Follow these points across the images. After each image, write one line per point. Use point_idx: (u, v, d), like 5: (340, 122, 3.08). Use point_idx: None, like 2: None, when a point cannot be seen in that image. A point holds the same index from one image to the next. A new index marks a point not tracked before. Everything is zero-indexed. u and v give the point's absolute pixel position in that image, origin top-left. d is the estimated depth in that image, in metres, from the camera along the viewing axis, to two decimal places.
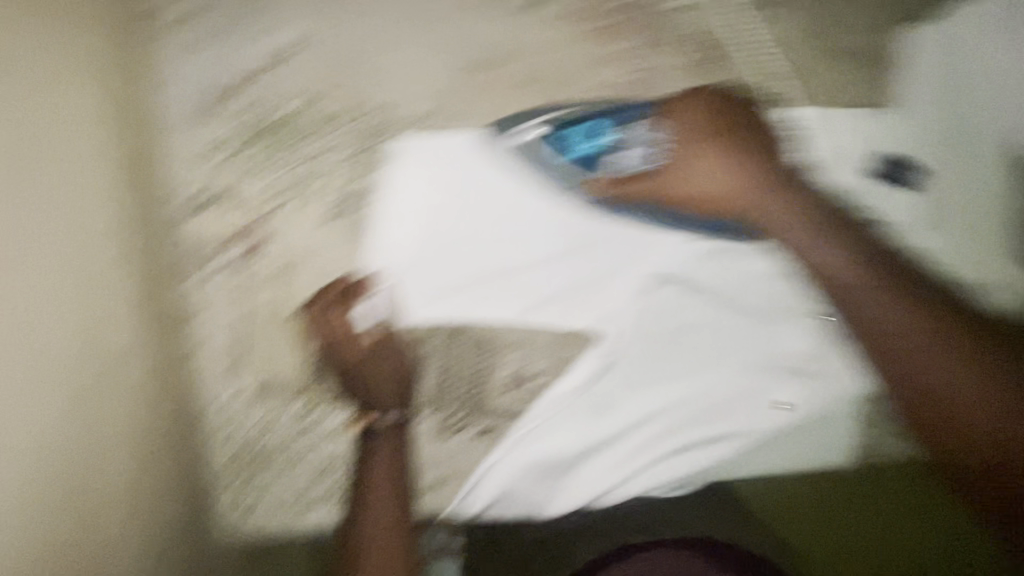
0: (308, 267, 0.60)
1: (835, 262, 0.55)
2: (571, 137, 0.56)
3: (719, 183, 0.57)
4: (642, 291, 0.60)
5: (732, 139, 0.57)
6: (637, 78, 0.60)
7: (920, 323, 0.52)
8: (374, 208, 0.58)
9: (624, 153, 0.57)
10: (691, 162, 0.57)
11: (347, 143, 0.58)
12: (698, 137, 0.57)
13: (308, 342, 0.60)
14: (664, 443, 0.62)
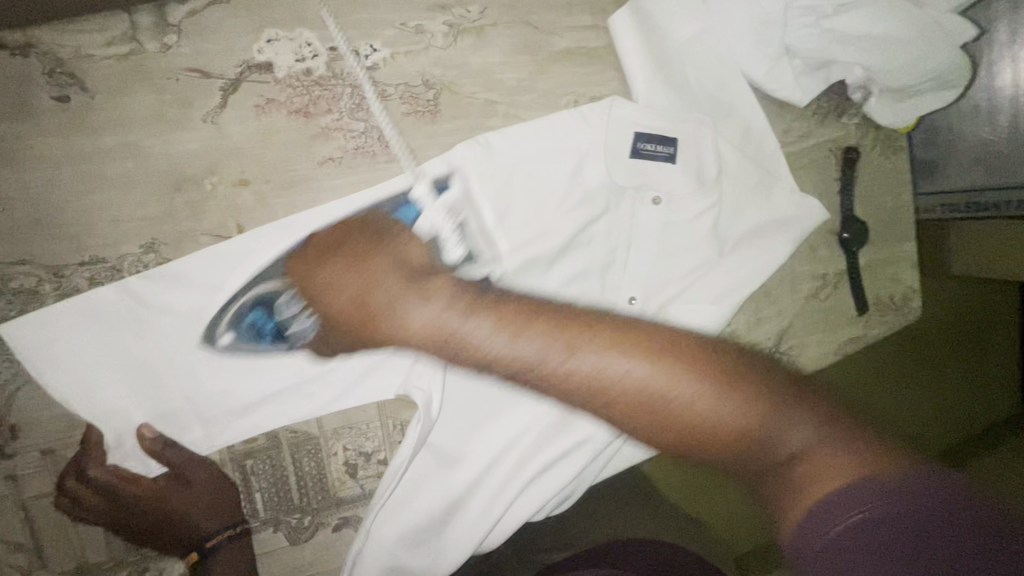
0: (73, 440, 0.50)
1: (541, 342, 0.45)
2: (258, 324, 0.50)
3: (362, 296, 0.49)
4: None
5: (379, 255, 0.49)
6: (374, 110, 0.53)
7: (612, 351, 0.44)
8: (123, 361, 0.49)
9: (294, 328, 0.50)
10: (330, 281, 0.49)
11: (47, 285, 0.48)
12: (330, 271, 0.49)
13: (96, 514, 0.51)
14: (523, 472, 0.61)
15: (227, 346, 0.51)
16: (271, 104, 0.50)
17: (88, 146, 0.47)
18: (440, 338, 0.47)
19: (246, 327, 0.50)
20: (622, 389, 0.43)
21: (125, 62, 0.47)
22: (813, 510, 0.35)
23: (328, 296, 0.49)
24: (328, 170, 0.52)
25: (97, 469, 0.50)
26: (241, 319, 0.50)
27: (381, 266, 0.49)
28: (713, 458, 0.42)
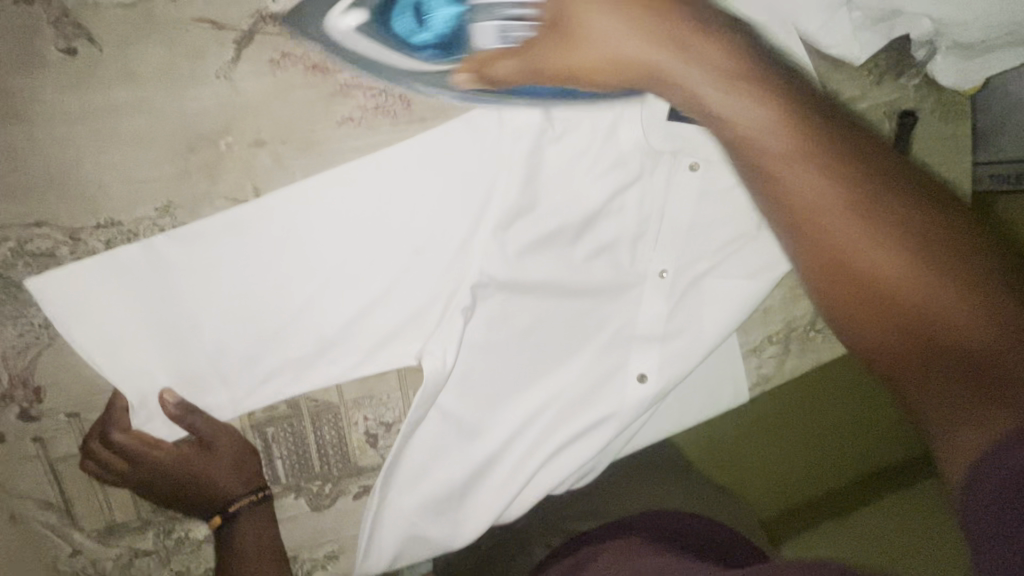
0: (98, 404, 0.50)
1: (794, 151, 0.34)
2: (419, 10, 0.44)
3: (636, 53, 0.38)
4: (471, 308, 0.53)
5: (648, 18, 0.37)
6: None
7: (887, 223, 0.33)
8: (137, 326, 0.48)
9: (487, 27, 0.43)
10: (590, 26, 0.39)
11: (63, 248, 0.46)
12: (580, 1, 0.39)
13: (120, 477, 0.51)
14: (546, 446, 0.60)
15: (348, 31, 0.44)
16: (287, 59, 0.47)
17: (99, 101, 0.45)
18: (684, 102, 0.37)
19: (417, 5, 0.44)
20: (877, 270, 0.33)
21: (133, 11, 0.45)
22: (984, 456, 0.28)
23: (565, 21, 0.40)
24: (348, 131, 0.49)
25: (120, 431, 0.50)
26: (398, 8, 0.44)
27: (674, 45, 0.37)
28: (902, 338, 0.32)
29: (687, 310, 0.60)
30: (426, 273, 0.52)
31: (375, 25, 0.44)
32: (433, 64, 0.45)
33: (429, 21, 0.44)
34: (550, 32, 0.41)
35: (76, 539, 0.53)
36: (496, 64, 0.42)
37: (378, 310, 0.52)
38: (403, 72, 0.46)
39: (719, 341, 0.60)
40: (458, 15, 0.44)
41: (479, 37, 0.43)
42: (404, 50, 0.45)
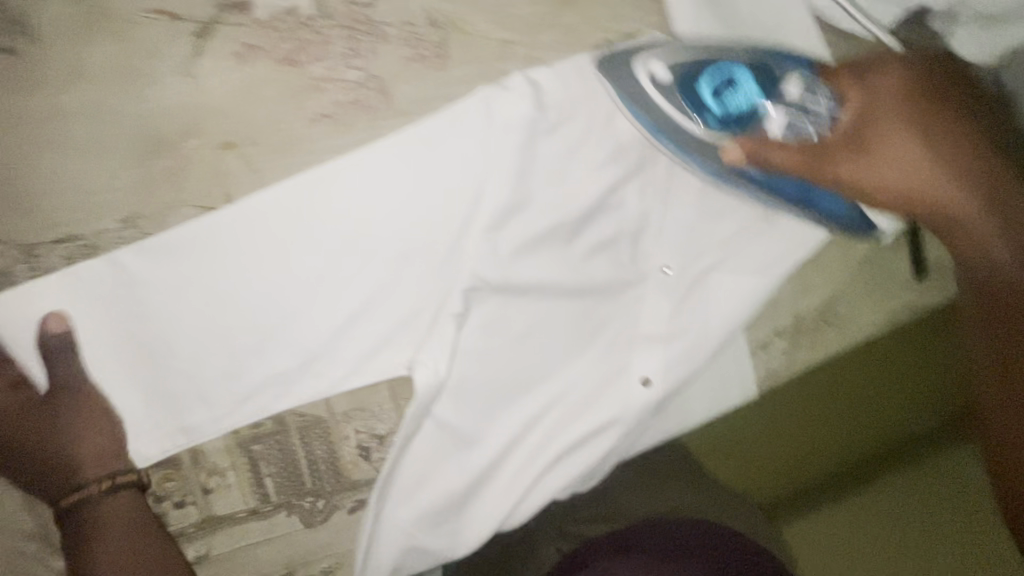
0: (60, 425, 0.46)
1: (1002, 239, 0.48)
2: (732, 80, 0.50)
3: (890, 178, 0.51)
4: (462, 312, 0.49)
5: (940, 150, 0.50)
6: (372, 56, 0.46)
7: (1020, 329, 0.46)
8: (108, 345, 0.45)
9: (778, 114, 0.51)
10: (888, 149, 0.51)
11: (18, 264, 0.43)
12: (890, 130, 0.51)
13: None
14: (548, 451, 0.57)
15: (648, 72, 0.49)
16: (254, 52, 0.44)
17: (49, 105, 0.42)
18: (895, 190, 0.51)
19: (731, 79, 0.50)
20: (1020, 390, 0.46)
21: (80, 4, 0.41)
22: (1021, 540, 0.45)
23: (863, 135, 0.52)
24: (324, 129, 0.46)
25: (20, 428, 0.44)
26: (725, 69, 0.50)
27: (919, 154, 0.51)
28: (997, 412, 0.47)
29: (698, 307, 0.56)
30: (416, 279, 0.48)
31: (673, 82, 0.50)
32: (717, 134, 0.52)
33: (728, 95, 0.51)
34: (845, 140, 0.52)
35: None
36: (774, 150, 0.51)
37: (365, 321, 0.48)
38: (693, 127, 0.51)
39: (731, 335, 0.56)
40: (755, 101, 0.51)
41: (767, 121, 0.51)
42: (686, 115, 0.51)
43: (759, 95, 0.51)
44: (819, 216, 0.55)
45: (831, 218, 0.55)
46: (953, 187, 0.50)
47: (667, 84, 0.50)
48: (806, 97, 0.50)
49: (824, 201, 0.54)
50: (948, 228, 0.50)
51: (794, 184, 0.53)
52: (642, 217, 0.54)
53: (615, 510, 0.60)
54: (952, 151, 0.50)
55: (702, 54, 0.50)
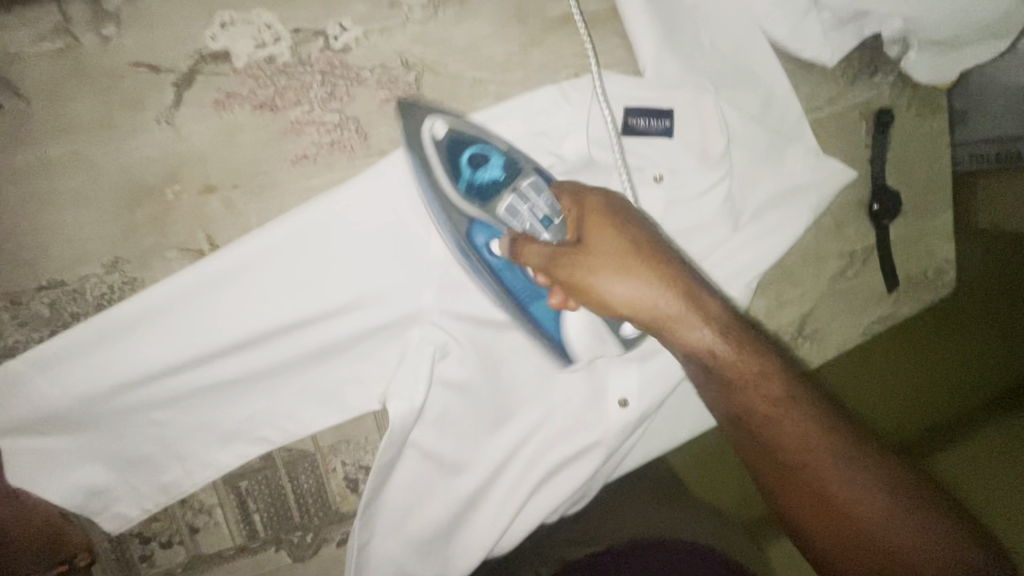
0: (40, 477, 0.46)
1: (733, 357, 0.43)
2: (484, 160, 0.48)
3: (623, 302, 0.43)
4: (438, 352, 0.53)
5: (649, 261, 0.43)
6: (349, 99, 0.47)
7: (821, 449, 0.40)
8: (85, 397, 0.45)
9: (506, 196, 0.48)
10: (606, 268, 0.43)
11: (7, 313, 0.44)
12: (599, 249, 0.44)
13: None
14: (534, 477, 0.58)
15: (434, 135, 0.47)
16: (232, 99, 0.45)
17: (34, 158, 0.43)
18: (635, 311, 0.43)
19: (479, 156, 0.48)
20: (830, 493, 0.40)
21: (61, 60, 0.42)
22: None
23: (589, 251, 0.44)
24: (302, 170, 0.47)
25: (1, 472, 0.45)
26: (485, 148, 0.48)
27: (646, 264, 0.43)
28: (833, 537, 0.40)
29: None
30: (382, 318, 0.51)
31: (448, 142, 0.47)
32: (462, 202, 0.48)
33: (481, 171, 0.48)
34: (573, 250, 0.44)
35: None
36: (525, 245, 0.46)
37: (337, 364, 0.51)
38: (450, 203, 0.48)
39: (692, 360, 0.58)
40: (498, 181, 0.48)
41: (498, 201, 0.48)
42: (447, 175, 0.47)
43: (501, 180, 0.48)
44: (530, 317, 0.53)
45: (542, 333, 0.54)
46: (668, 295, 0.43)
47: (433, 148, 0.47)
48: (530, 194, 0.47)
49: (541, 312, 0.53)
50: (673, 339, 0.44)
51: (520, 284, 0.51)
52: None
53: (600, 528, 0.61)
54: (656, 260, 0.43)
55: (475, 129, 0.48)
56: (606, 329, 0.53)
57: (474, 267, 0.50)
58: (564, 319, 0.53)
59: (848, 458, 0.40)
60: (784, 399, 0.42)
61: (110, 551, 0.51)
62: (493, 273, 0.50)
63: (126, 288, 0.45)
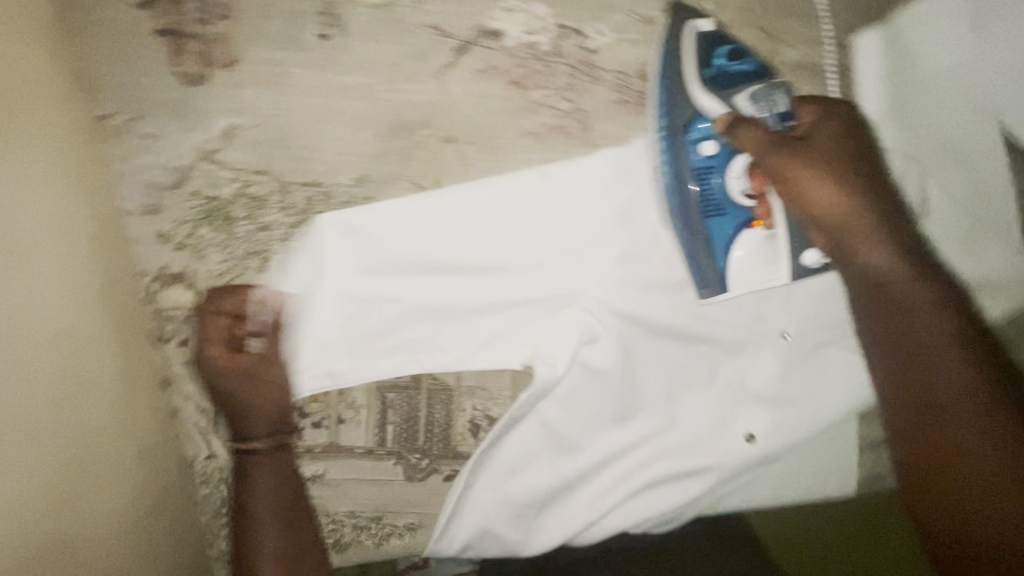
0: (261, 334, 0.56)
1: (888, 268, 0.48)
2: (734, 55, 0.52)
3: (829, 200, 0.49)
4: (585, 338, 0.57)
5: (850, 175, 0.49)
6: (585, 92, 0.54)
7: (955, 365, 0.46)
8: (317, 271, 0.55)
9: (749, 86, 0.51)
10: (814, 169, 0.49)
11: (274, 196, 0.54)
12: (822, 148, 0.49)
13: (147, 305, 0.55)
14: (635, 481, 0.61)
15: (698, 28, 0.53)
16: (494, 70, 0.53)
17: (336, 80, 0.52)
18: (832, 212, 0.49)
19: (730, 51, 0.52)
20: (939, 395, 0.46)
21: (380, 12, 0.52)
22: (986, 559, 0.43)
23: (811, 150, 0.49)
24: (527, 143, 0.54)
25: (258, 338, 0.55)
26: (738, 47, 0.53)
27: (852, 176, 0.49)
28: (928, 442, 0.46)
29: (799, 381, 0.59)
30: (550, 287, 0.56)
31: (706, 36, 0.52)
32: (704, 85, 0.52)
33: (730, 63, 0.52)
34: (793, 144, 0.49)
35: (213, 442, 0.59)
36: (741, 129, 0.50)
37: (499, 317, 0.57)
38: (688, 97, 0.52)
39: (824, 419, 0.59)
40: (744, 76, 0.52)
41: (737, 89, 0.51)
42: (696, 61, 0.52)
43: (749, 73, 0.52)
44: (701, 230, 0.54)
45: (711, 259, 0.55)
46: (862, 202, 0.49)
47: (695, 39, 0.52)
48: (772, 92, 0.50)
49: (721, 234, 0.54)
50: (855, 248, 0.49)
51: (717, 199, 0.53)
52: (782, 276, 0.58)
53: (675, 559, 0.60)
54: (859, 173, 0.49)
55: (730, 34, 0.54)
56: (785, 252, 0.54)
57: (676, 158, 0.53)
58: (738, 246, 0.54)
59: (980, 383, 0.45)
60: (931, 315, 0.47)
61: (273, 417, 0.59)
62: (676, 174, 0.53)
63: (363, 202, 0.54)
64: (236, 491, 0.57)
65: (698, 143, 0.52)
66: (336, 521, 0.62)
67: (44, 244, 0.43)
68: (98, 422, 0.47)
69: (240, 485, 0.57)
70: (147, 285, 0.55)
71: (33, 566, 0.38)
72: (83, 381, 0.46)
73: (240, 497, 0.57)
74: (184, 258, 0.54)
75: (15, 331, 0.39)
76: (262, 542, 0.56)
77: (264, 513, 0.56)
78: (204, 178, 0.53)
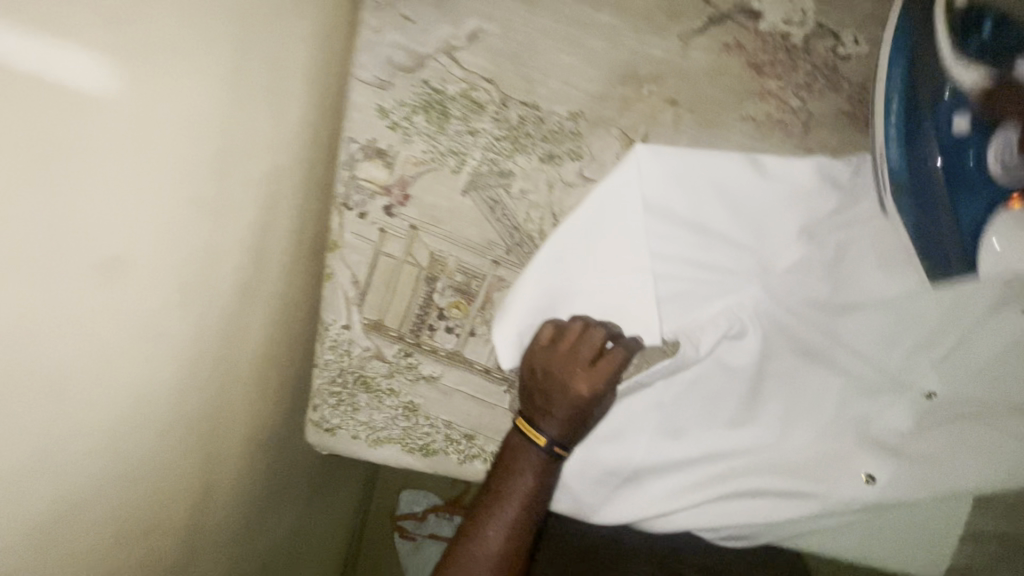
0: (433, 230, 0.59)
1: None
2: (996, 30, 0.50)
3: None
4: (731, 334, 0.57)
5: None
6: (818, 96, 0.54)
7: None
8: (505, 188, 0.57)
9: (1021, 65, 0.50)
10: None
11: (492, 106, 0.56)
12: None
13: (343, 169, 0.58)
14: (728, 485, 0.59)
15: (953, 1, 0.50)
16: (737, 49, 0.54)
17: (588, 16, 0.54)
18: None
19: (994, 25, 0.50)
20: None
21: None
22: None
23: None
24: (745, 128, 0.55)
25: (568, 376, 0.54)
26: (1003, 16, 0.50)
27: None
28: None
29: (927, 443, 0.58)
30: (719, 275, 0.56)
31: (962, 12, 0.50)
32: (972, 60, 0.50)
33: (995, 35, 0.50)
34: None
35: (350, 315, 0.62)
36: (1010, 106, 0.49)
37: (660, 286, 0.56)
38: (942, 69, 0.50)
39: (943, 491, 0.57)
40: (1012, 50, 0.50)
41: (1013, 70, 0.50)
42: (955, 36, 0.50)
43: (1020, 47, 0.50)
44: (951, 210, 0.52)
45: (956, 237, 0.53)
46: None
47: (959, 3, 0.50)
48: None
49: (969, 212, 0.52)
50: None
51: (970, 177, 0.51)
52: (945, 336, 0.57)
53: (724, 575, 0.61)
54: None
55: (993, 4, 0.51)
56: None
57: (925, 134, 0.51)
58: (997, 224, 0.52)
59: None
60: None
61: (414, 310, 0.61)
62: (925, 147, 0.51)
63: (571, 136, 0.56)
64: (493, 479, 0.56)
65: (951, 116, 0.50)
66: (433, 427, 0.64)
67: (282, 74, 0.49)
68: (259, 241, 0.53)
69: (501, 475, 0.55)
70: (352, 151, 0.58)
71: (171, 329, 0.44)
72: (263, 200, 0.52)
73: (495, 489, 0.55)
74: (392, 138, 0.57)
75: (231, 133, 0.45)
76: (485, 542, 0.54)
77: (509, 517, 0.54)
78: (436, 70, 0.56)
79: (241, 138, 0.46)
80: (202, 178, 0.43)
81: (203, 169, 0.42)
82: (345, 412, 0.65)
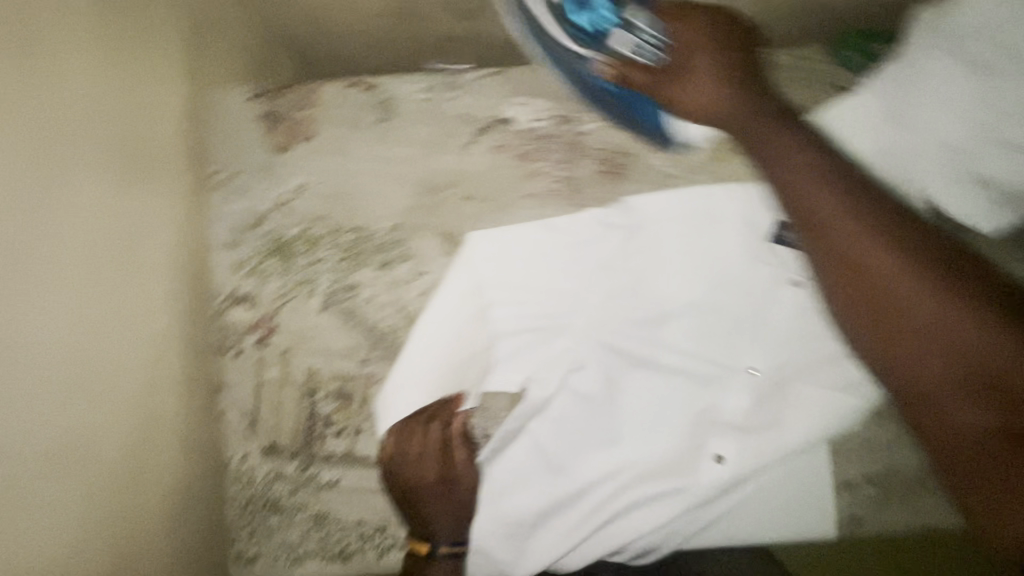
0: (302, 349, 0.68)
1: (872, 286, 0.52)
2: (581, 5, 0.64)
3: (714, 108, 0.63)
4: (572, 366, 0.67)
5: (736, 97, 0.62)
6: (577, 164, 0.68)
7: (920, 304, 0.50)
8: (353, 299, 0.67)
9: (618, 32, 0.63)
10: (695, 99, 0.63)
11: (326, 237, 0.68)
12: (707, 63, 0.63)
13: (215, 319, 0.68)
14: (616, 503, 0.65)
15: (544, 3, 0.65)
16: (504, 147, 0.68)
17: (384, 152, 0.68)
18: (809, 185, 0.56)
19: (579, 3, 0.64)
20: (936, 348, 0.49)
21: (423, 105, 0.69)
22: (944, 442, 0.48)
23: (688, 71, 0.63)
24: (530, 202, 0.68)
25: (423, 465, 0.65)
26: None
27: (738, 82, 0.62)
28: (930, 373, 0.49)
29: (766, 413, 0.65)
30: (548, 323, 0.67)
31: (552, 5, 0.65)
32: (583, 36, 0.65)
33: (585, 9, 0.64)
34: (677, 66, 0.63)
35: (248, 444, 0.68)
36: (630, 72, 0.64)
37: (503, 345, 0.66)
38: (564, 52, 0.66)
39: (792, 451, 0.64)
40: (605, 17, 0.64)
41: (612, 36, 0.63)
42: (561, 27, 0.65)
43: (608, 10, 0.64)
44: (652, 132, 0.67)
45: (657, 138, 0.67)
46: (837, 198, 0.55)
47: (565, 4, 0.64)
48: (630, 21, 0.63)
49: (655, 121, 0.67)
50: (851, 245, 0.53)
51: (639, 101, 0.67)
52: (748, 320, 0.67)
53: None
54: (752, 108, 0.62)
55: None
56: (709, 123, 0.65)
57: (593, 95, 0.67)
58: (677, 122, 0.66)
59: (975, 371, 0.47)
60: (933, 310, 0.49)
61: (303, 423, 0.68)
62: (602, 108, 0.68)
63: (396, 243, 0.68)
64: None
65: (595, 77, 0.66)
66: (346, 530, 0.68)
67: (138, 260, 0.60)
68: (143, 400, 0.60)
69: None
70: (219, 302, 0.68)
71: (51, 501, 0.49)
72: (140, 365, 0.60)
73: None
74: (250, 284, 0.68)
75: (92, 318, 0.54)
76: None
77: None
78: (275, 222, 0.68)
79: (104, 320, 0.55)
80: (66, 361, 0.51)
81: (56, 349, 0.50)
82: (261, 539, 0.68)
